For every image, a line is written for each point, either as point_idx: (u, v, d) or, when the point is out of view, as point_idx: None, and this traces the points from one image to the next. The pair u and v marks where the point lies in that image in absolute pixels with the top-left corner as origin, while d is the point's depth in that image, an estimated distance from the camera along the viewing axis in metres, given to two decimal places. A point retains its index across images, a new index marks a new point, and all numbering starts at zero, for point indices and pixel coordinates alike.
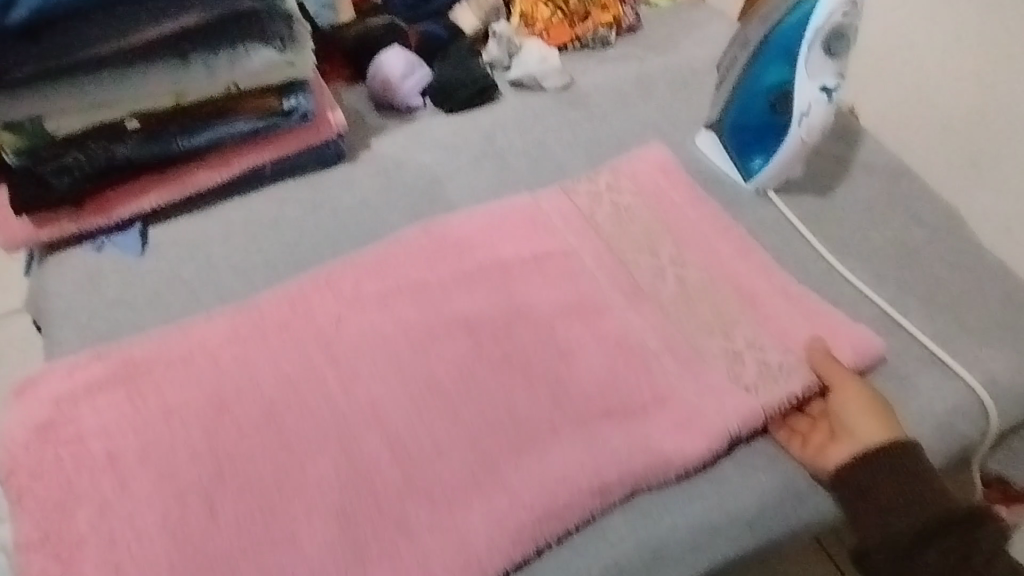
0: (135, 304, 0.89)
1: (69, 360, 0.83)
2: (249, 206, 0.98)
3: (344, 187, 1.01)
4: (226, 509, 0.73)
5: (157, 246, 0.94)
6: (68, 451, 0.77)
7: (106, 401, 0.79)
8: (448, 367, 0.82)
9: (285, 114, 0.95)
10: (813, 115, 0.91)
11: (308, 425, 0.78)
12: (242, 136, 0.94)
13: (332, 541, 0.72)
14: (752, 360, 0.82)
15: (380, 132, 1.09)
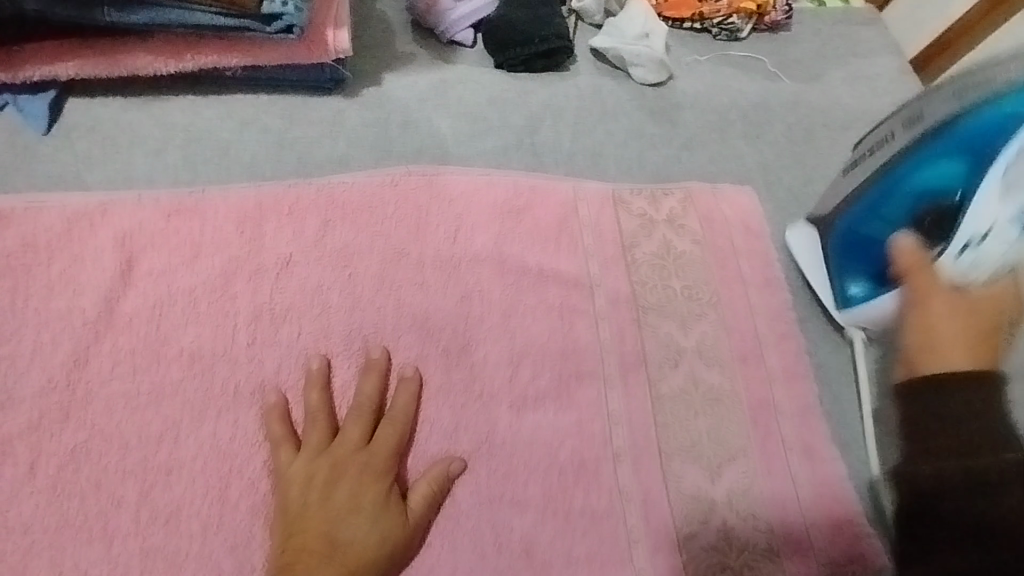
0: (22, 170, 0.68)
1: None
2: (204, 114, 0.74)
3: (327, 125, 0.76)
4: (16, 500, 0.55)
5: (70, 128, 0.71)
6: None
7: None
8: (393, 363, 0.64)
9: (263, 19, 0.65)
10: (987, 252, 0.59)
11: (147, 448, 0.58)
12: (201, 28, 0.65)
13: (182, 459, 0.58)
14: (720, 519, 0.62)
15: (405, 64, 0.82)
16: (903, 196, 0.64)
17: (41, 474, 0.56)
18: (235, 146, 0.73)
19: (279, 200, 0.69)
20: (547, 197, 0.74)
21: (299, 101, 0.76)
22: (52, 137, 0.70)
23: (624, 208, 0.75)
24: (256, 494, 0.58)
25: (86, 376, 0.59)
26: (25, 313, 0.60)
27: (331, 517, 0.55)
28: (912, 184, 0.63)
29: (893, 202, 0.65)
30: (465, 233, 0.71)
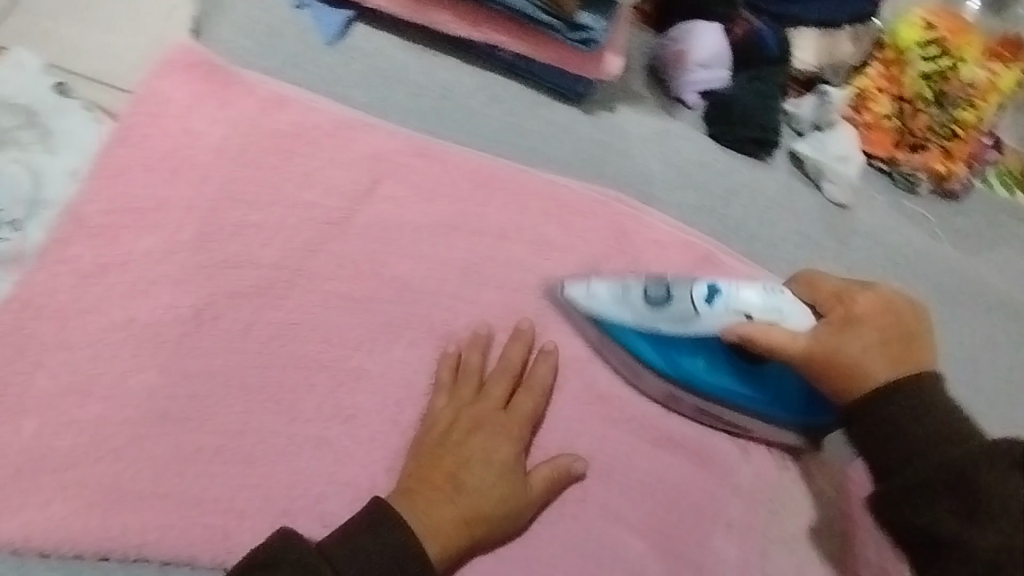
0: (303, 69, 0.75)
1: (198, 67, 0.72)
2: (463, 79, 0.80)
3: (560, 129, 0.82)
4: (230, 348, 0.63)
5: (351, 47, 0.77)
6: (160, 170, 0.68)
7: (234, 141, 0.70)
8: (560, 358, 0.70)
9: (569, 26, 0.71)
10: (746, 300, 0.63)
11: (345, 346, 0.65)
12: (512, 12, 0.71)
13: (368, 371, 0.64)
14: None
15: (635, 102, 0.89)
16: (691, 373, 0.66)
17: (257, 334, 0.64)
18: (477, 116, 0.79)
19: (507, 179, 0.75)
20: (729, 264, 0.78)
21: (542, 100, 0.83)
22: (334, 48, 0.77)
23: None
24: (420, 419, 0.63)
25: (315, 267, 0.67)
26: (283, 196, 0.69)
27: (463, 466, 0.59)
28: (696, 357, 0.66)
29: (712, 380, 0.66)
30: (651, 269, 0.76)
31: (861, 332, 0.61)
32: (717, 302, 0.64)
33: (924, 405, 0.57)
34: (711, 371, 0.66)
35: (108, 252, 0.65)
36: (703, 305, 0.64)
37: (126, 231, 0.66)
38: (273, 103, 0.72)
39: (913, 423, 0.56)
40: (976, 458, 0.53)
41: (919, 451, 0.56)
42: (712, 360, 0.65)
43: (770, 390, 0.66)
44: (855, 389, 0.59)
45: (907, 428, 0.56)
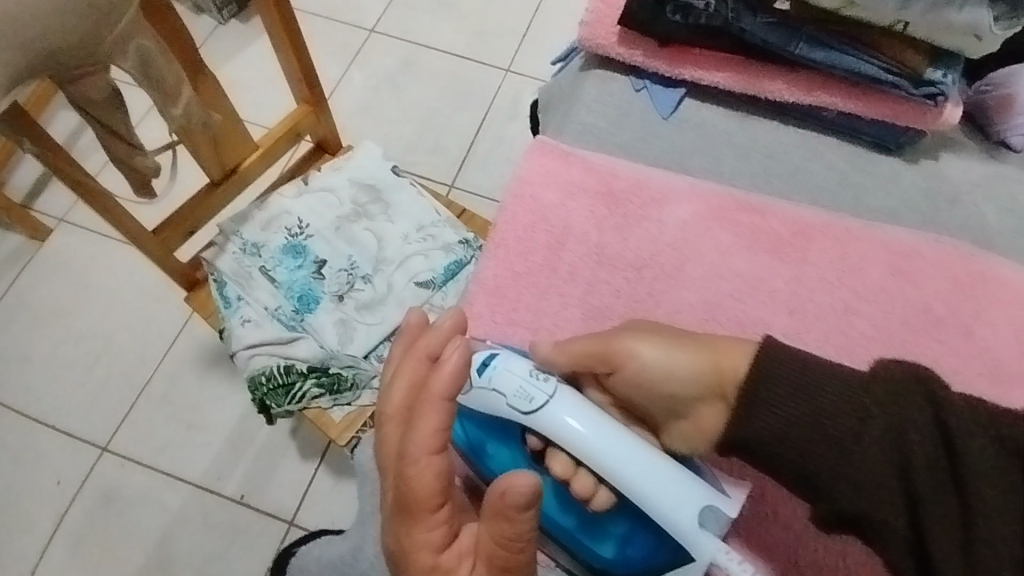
0: (644, 143, 0.89)
1: (564, 154, 0.88)
2: (783, 140, 0.88)
3: (882, 181, 0.86)
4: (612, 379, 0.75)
5: (683, 119, 0.89)
6: (541, 233, 0.84)
7: (594, 207, 0.85)
8: None
9: (916, 84, 0.78)
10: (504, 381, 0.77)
11: None
12: (858, 77, 0.79)
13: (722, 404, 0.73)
14: None
15: (957, 148, 0.89)
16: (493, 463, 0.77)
17: None
18: (804, 172, 0.87)
19: (830, 229, 0.83)
20: None
21: (861, 152, 0.88)
22: (669, 122, 0.89)
23: None
24: (398, 388, 0.60)
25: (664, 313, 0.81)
26: (638, 249, 0.83)
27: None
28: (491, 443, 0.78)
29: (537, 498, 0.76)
30: (988, 319, 0.79)
31: (640, 370, 0.70)
32: (486, 373, 0.73)
33: (793, 370, 0.64)
34: (500, 453, 0.78)
35: (501, 303, 0.81)
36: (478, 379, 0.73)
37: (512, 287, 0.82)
38: (612, 169, 0.87)
39: (841, 391, 0.62)
40: (868, 381, 0.62)
41: (863, 416, 0.61)
42: (516, 453, 0.77)
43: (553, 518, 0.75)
44: (620, 376, 0.72)
45: (790, 408, 0.64)
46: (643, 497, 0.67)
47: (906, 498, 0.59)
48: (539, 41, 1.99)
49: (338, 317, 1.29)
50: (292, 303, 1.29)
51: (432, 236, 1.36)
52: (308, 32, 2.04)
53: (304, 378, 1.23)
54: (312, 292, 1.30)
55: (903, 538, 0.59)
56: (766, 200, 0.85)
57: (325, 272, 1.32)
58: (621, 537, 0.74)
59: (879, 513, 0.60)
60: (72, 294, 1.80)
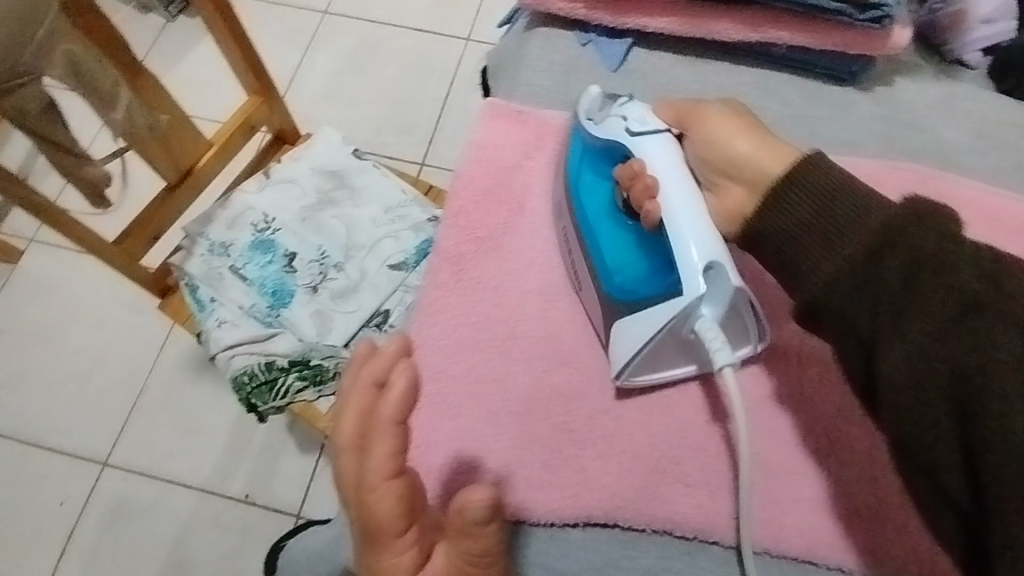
0: (595, 97, 0.87)
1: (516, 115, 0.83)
2: (735, 80, 0.86)
3: (838, 112, 0.85)
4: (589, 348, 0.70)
5: (632, 70, 0.87)
6: (501, 198, 0.79)
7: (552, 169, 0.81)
8: None
9: (861, 9, 0.76)
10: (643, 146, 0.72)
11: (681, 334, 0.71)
12: (801, 7, 0.77)
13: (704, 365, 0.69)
14: None
15: (912, 72, 0.87)
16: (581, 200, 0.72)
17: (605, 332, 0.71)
18: (760, 111, 0.85)
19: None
20: None
21: (815, 85, 0.86)
22: (619, 74, 0.87)
23: None
24: (350, 419, 0.58)
25: None
26: None
27: None
28: (590, 172, 0.75)
29: (597, 224, 0.71)
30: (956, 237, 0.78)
31: (727, 161, 0.69)
32: (632, 106, 0.73)
33: (824, 189, 0.61)
34: (603, 220, 0.71)
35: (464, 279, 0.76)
36: (630, 134, 0.71)
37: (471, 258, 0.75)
38: (564, 124, 0.82)
39: (876, 230, 0.56)
40: (910, 218, 0.55)
41: (847, 237, 0.58)
42: (606, 184, 0.74)
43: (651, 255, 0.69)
44: (702, 132, 0.70)
45: (813, 228, 0.60)
46: (676, 238, 0.64)
47: (956, 370, 0.50)
48: (495, 10, 1.95)
49: (315, 308, 1.28)
50: (266, 300, 1.28)
51: (401, 216, 1.34)
52: (257, 22, 1.98)
53: (287, 373, 1.22)
54: (285, 286, 1.29)
55: (952, 426, 0.51)
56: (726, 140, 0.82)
57: (296, 265, 1.31)
58: (654, 263, 0.68)
59: (928, 381, 0.51)
60: (52, 314, 1.78)
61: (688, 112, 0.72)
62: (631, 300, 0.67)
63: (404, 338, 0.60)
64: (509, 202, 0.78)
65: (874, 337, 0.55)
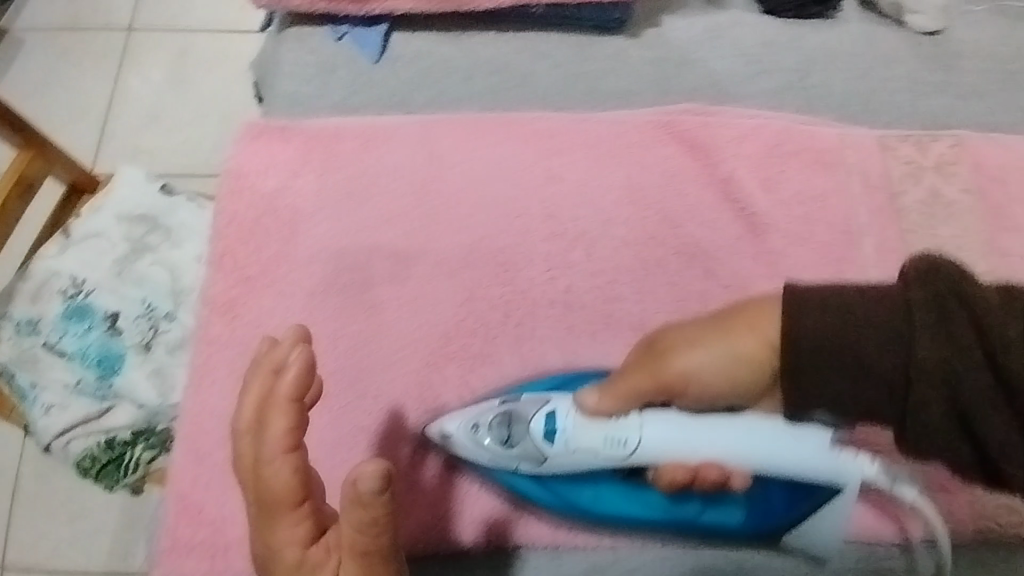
0: (360, 96, 0.79)
1: (276, 133, 0.75)
2: (504, 49, 0.81)
3: (611, 64, 0.81)
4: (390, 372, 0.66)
5: (396, 58, 0.80)
6: (273, 230, 0.71)
7: (326, 186, 0.74)
8: (667, 290, 0.72)
9: None
10: (627, 438, 0.59)
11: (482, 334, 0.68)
12: None
13: (507, 362, 0.67)
14: None
15: (681, 6, 0.84)
16: (694, 517, 0.63)
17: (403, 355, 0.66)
18: (534, 78, 0.81)
19: (578, 133, 0.78)
20: (814, 141, 0.79)
21: (585, 39, 0.82)
22: (381, 65, 0.80)
23: (893, 154, 0.79)
24: (252, 376, 0.52)
25: None
26: (383, 218, 0.72)
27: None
28: (584, 486, 0.63)
29: (650, 512, 0.63)
30: (740, 172, 0.77)
31: (694, 380, 0.56)
32: (561, 440, 0.60)
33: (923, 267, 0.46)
34: (710, 509, 0.63)
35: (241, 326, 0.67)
36: (626, 447, 0.59)
37: (245, 301, 0.68)
38: (335, 131, 0.76)
39: (874, 346, 0.46)
40: (929, 310, 0.45)
41: (963, 301, 0.45)
42: (587, 483, 0.63)
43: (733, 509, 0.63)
44: (680, 395, 0.58)
45: (865, 342, 0.47)
46: (802, 472, 0.57)
47: (954, 407, 0.45)
48: None
49: (151, 368, 1.16)
50: (92, 372, 1.15)
51: None
52: None
53: (133, 446, 1.14)
54: (111, 351, 1.17)
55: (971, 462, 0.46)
56: (509, 116, 0.78)
57: (119, 325, 1.18)
58: (755, 479, 0.62)
59: (947, 446, 0.46)
60: None
61: (653, 349, 0.58)
62: (747, 526, 0.63)
63: (305, 329, 0.54)
64: (280, 231, 0.71)
65: (840, 359, 0.48)
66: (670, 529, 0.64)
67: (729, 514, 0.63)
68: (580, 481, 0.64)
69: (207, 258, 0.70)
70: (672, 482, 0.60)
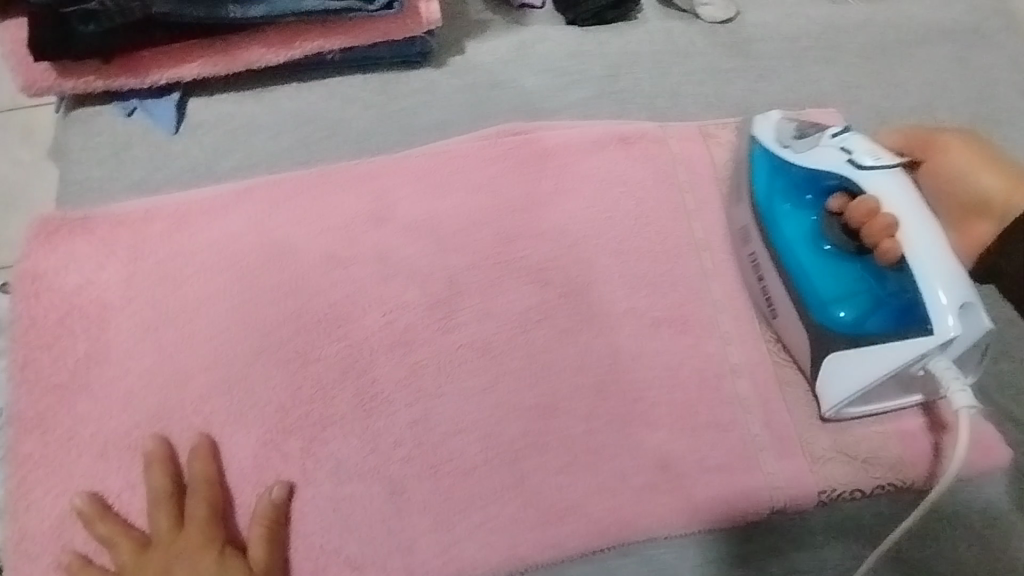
0: (161, 170, 0.75)
1: (70, 227, 0.70)
2: (310, 99, 0.79)
3: (422, 98, 0.80)
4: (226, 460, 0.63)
5: (194, 125, 0.76)
6: (81, 333, 0.66)
7: (132, 275, 0.68)
8: (507, 321, 0.68)
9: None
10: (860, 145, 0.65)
11: (320, 401, 0.66)
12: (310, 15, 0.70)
13: (350, 424, 0.65)
14: (833, 425, 0.68)
15: (485, 31, 0.84)
16: (832, 317, 0.65)
17: (237, 439, 0.64)
18: (344, 124, 0.78)
19: (398, 172, 0.73)
20: (643, 141, 0.77)
21: (391, 76, 0.81)
22: (180, 135, 0.76)
23: (714, 143, 0.79)
24: (146, 473, 0.61)
25: None
26: (197, 298, 0.68)
27: None
28: (784, 201, 0.69)
29: (795, 254, 0.68)
30: (568, 186, 0.74)
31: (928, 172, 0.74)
32: (846, 138, 0.66)
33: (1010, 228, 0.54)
34: (819, 266, 0.67)
35: (58, 443, 0.63)
36: (853, 166, 0.64)
37: (59, 416, 0.64)
38: (146, 214, 0.70)
39: None
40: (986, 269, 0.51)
41: None
42: (808, 210, 0.69)
43: (849, 318, 0.64)
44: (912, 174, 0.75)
45: None
46: (924, 284, 0.59)
47: None
48: None
49: None
50: None
51: None
52: None
53: None
54: None
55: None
56: (326, 168, 0.73)
57: None
58: (876, 294, 0.64)
59: None
60: None
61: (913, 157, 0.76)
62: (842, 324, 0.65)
63: (209, 433, 0.64)
64: (88, 334, 0.66)
65: None
66: (532, 559, 0.62)
67: (866, 317, 0.64)
68: (440, 532, 0.62)
69: (12, 375, 0.65)
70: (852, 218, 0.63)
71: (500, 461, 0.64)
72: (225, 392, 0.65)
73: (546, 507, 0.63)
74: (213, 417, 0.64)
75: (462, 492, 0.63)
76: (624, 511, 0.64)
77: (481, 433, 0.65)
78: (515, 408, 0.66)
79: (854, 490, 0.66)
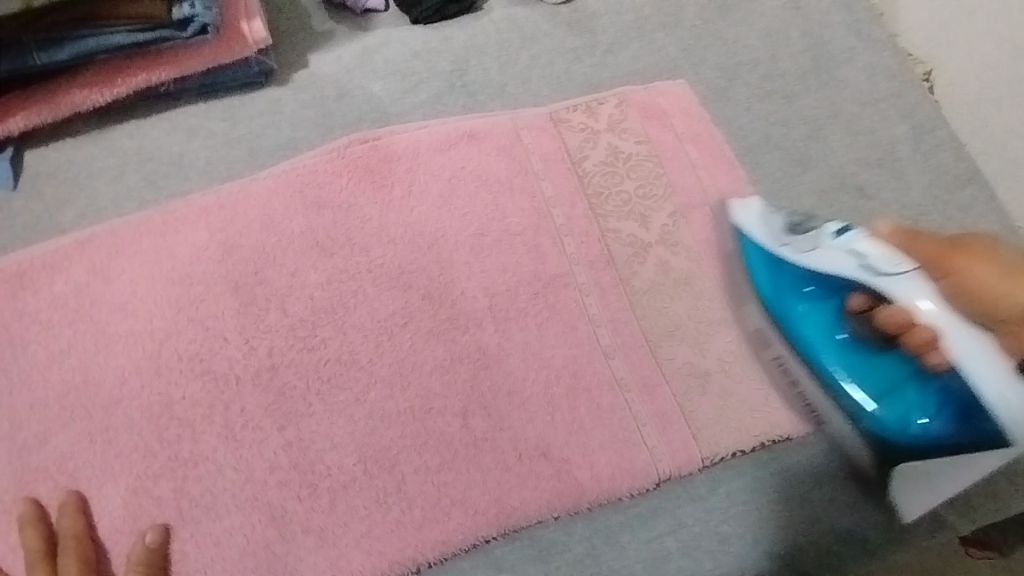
0: (1, 229, 0.72)
1: None
2: (152, 135, 0.77)
3: (268, 117, 0.79)
4: (93, 518, 0.61)
5: (33, 177, 0.74)
6: None
7: None
8: (371, 331, 0.67)
9: (178, 26, 0.69)
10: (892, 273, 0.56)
11: (185, 440, 0.63)
12: (124, 52, 0.69)
13: (218, 460, 0.63)
14: (716, 390, 0.67)
15: (328, 41, 0.83)
16: (877, 419, 0.61)
17: (103, 494, 0.62)
18: (188, 156, 0.76)
19: (247, 197, 0.72)
20: (491, 133, 0.77)
21: (234, 100, 0.79)
22: (18, 190, 0.73)
23: (566, 126, 0.79)
24: (18, 537, 0.59)
25: None
26: (49, 356, 0.66)
27: None
28: (798, 299, 0.65)
29: (821, 357, 0.64)
30: (416, 187, 0.74)
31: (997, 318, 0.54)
32: (849, 238, 0.60)
33: None
34: (845, 355, 0.63)
35: None
36: (874, 275, 0.57)
37: None
38: None
39: None
40: None
41: None
42: (820, 299, 0.65)
43: (900, 409, 0.60)
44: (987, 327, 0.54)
45: None
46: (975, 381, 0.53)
47: None
48: None
49: None
50: None
51: None
52: None
53: None
54: None
55: None
56: (169, 207, 0.71)
57: None
58: (935, 398, 0.58)
59: None
60: None
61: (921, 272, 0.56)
62: (911, 434, 0.59)
63: (74, 492, 0.62)
64: None
65: None
66: (423, 560, 0.61)
67: (901, 394, 0.61)
68: (323, 549, 0.61)
69: None
70: (888, 325, 0.57)
71: (379, 470, 0.63)
72: (86, 448, 0.63)
73: (430, 508, 0.62)
74: (76, 474, 0.62)
75: (343, 507, 0.62)
76: (509, 500, 0.63)
77: (356, 445, 0.64)
78: (388, 414, 0.65)
79: (736, 452, 0.65)
